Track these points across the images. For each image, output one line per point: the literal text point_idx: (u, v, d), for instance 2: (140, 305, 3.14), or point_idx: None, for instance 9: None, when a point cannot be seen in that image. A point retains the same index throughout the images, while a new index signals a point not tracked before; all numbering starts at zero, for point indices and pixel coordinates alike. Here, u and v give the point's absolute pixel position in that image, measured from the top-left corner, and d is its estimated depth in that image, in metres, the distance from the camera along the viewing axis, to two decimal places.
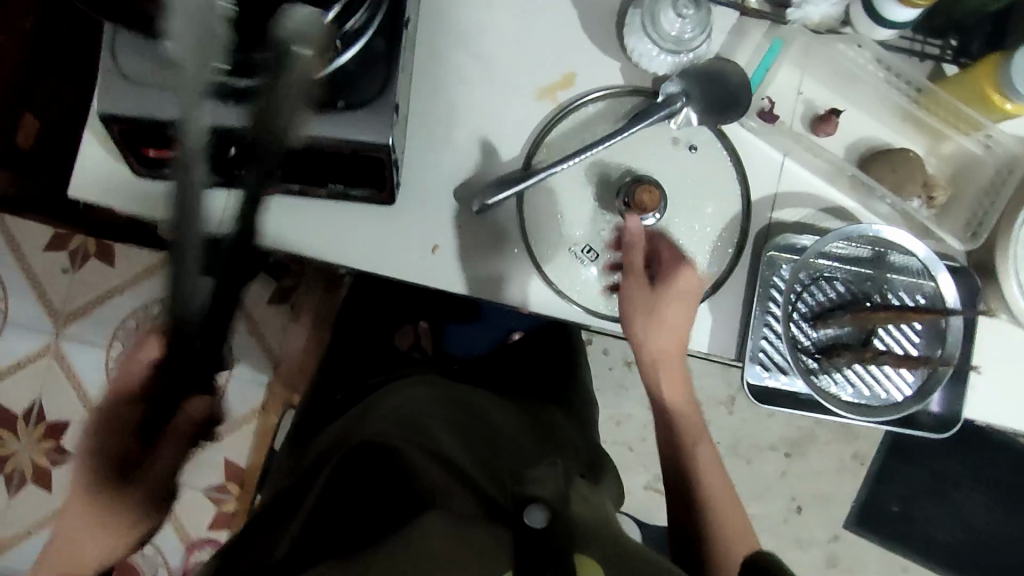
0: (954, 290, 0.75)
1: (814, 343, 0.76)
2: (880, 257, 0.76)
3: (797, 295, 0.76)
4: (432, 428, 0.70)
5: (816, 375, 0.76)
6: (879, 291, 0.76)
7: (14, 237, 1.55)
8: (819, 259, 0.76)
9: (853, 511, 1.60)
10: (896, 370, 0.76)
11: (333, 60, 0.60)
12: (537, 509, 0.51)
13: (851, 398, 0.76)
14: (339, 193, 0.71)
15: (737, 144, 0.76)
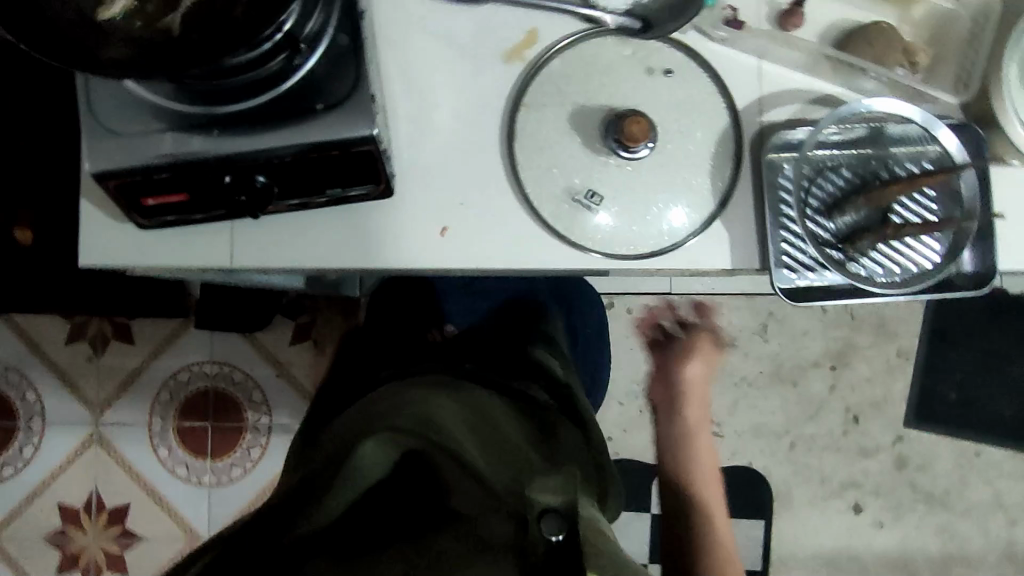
0: (955, 140, 0.74)
1: (834, 233, 0.76)
2: (878, 132, 0.76)
3: (806, 191, 0.76)
4: (448, 424, 0.75)
5: (844, 265, 0.76)
6: (885, 166, 0.76)
7: (35, 339, 1.62)
8: (817, 150, 0.76)
9: (911, 408, 1.59)
10: (918, 238, 0.76)
11: (301, 66, 0.64)
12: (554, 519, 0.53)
13: (885, 279, 0.76)
14: (339, 197, 0.72)
15: (712, 59, 0.77)
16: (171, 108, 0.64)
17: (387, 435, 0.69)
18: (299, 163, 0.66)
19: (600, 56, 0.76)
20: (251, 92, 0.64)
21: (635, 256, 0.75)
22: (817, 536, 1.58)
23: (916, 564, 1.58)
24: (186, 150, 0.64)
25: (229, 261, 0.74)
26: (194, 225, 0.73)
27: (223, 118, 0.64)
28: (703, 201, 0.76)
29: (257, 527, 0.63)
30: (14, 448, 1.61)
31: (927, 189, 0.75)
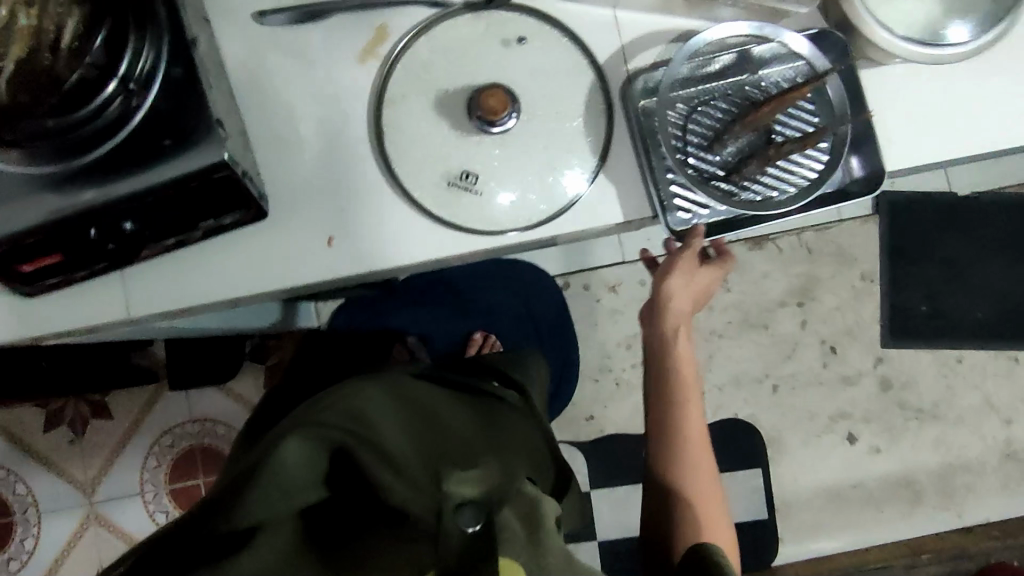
0: (809, 45, 0.74)
1: (721, 165, 0.76)
2: (742, 57, 0.75)
3: (683, 129, 0.76)
4: (379, 418, 0.70)
5: (739, 194, 0.75)
6: (756, 87, 0.75)
7: (15, 431, 1.63)
8: (685, 87, 0.75)
9: (885, 328, 1.57)
10: (805, 154, 0.75)
11: (140, 106, 0.63)
12: (469, 512, 0.58)
13: (778, 198, 0.75)
14: (217, 225, 0.71)
15: (567, 20, 0.76)
16: (25, 171, 0.64)
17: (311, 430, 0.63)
18: (165, 199, 0.66)
19: (452, 38, 0.75)
20: (103, 139, 0.64)
21: (526, 227, 0.75)
22: (817, 473, 1.57)
23: (920, 481, 1.57)
24: (49, 209, 0.64)
25: (127, 313, 0.74)
26: (84, 283, 0.73)
27: (78, 170, 0.64)
28: (584, 159, 0.76)
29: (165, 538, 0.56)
30: (16, 542, 1.62)
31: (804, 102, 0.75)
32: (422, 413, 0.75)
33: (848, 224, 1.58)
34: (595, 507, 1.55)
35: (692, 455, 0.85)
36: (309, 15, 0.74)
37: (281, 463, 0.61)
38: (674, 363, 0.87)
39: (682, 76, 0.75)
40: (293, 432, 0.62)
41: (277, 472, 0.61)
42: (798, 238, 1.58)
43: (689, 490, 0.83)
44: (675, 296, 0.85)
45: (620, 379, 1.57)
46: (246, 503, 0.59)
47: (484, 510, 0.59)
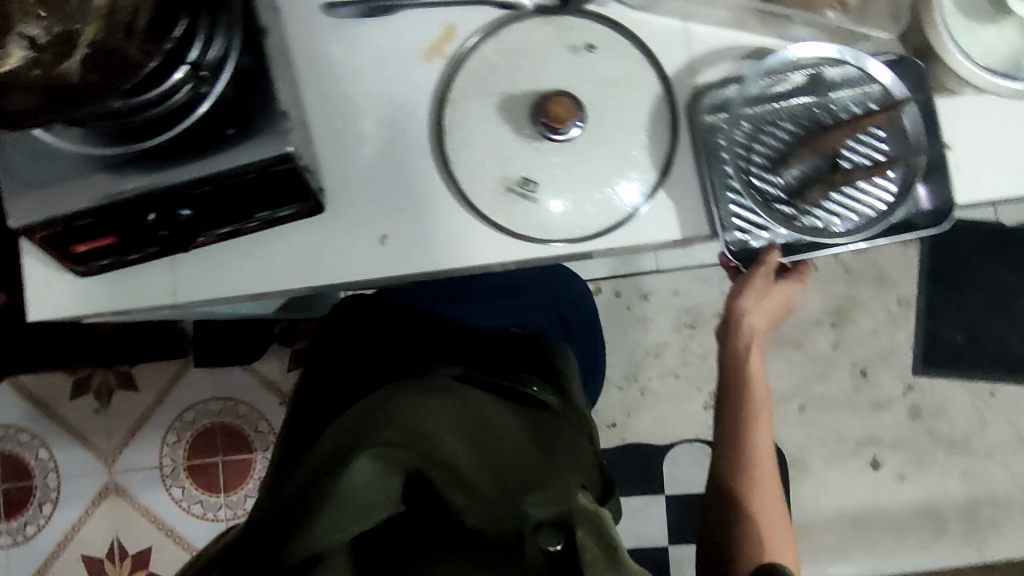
0: (888, 73, 0.72)
1: (783, 188, 0.74)
2: (815, 78, 0.74)
3: (746, 148, 0.74)
4: (440, 433, 0.72)
5: (798, 219, 0.74)
6: (825, 110, 0.74)
7: (40, 396, 1.64)
8: (753, 105, 0.74)
9: (919, 355, 1.55)
10: (874, 181, 0.73)
11: (209, 93, 0.64)
12: (546, 532, 0.65)
13: (841, 227, 0.74)
14: (272, 219, 0.71)
15: (638, 29, 0.75)
16: (86, 152, 0.64)
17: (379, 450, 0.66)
18: (221, 189, 0.65)
19: (521, 41, 0.74)
20: (165, 126, 0.64)
21: (580, 239, 0.74)
22: (839, 497, 1.55)
23: (944, 513, 1.54)
24: (108, 192, 0.63)
25: (173, 298, 0.74)
26: (132, 266, 0.73)
27: (137, 156, 0.64)
28: (644, 173, 0.74)
29: None
30: (34, 506, 1.63)
31: (875, 129, 0.73)
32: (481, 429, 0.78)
33: (889, 247, 1.54)
34: None
35: (758, 469, 0.84)
36: (375, 9, 0.72)
37: (352, 485, 0.64)
38: (744, 376, 0.87)
39: (751, 95, 0.74)
40: (366, 452, 0.66)
41: (349, 495, 0.64)
42: (837, 258, 1.55)
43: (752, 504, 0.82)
44: (750, 309, 0.84)
45: (646, 388, 1.56)
46: (318, 524, 0.61)
47: (559, 527, 0.65)
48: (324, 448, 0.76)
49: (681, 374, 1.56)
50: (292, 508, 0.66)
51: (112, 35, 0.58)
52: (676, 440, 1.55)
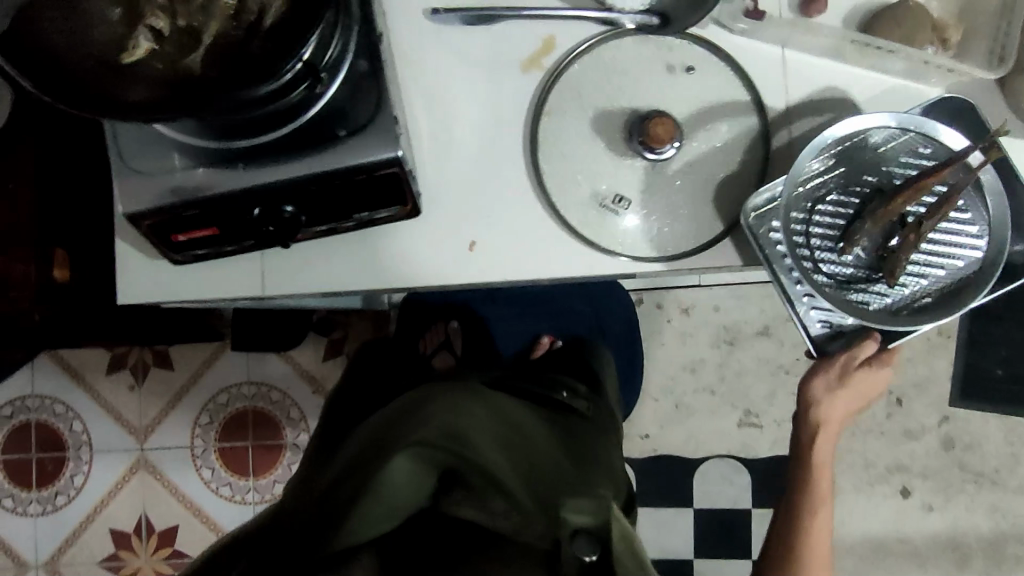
0: (957, 138, 0.71)
1: (856, 265, 0.74)
2: (861, 148, 0.73)
3: (807, 239, 0.73)
4: (479, 438, 0.70)
5: (888, 292, 0.73)
6: (880, 172, 0.73)
7: (77, 369, 1.66)
8: (802, 197, 0.73)
9: (956, 386, 1.54)
10: (950, 237, 0.73)
11: (321, 94, 0.63)
12: (584, 541, 0.62)
13: (931, 286, 0.73)
14: (369, 220, 0.72)
15: (733, 52, 0.76)
16: (192, 143, 0.65)
17: (414, 449, 0.66)
18: (325, 189, 0.66)
19: (618, 58, 0.75)
20: (274, 125, 0.64)
21: (664, 259, 0.75)
22: (865, 523, 1.55)
23: (969, 545, 1.54)
24: (214, 185, 0.65)
25: (261, 290, 0.75)
26: (225, 257, 0.74)
27: (247, 151, 0.65)
28: (731, 197, 0.75)
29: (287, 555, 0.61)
30: (66, 477, 1.65)
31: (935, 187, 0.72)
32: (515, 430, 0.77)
33: None
34: (640, 525, 1.54)
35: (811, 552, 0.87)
36: (480, 17, 0.74)
37: (389, 483, 0.64)
38: (810, 465, 0.87)
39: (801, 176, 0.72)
40: (402, 451, 0.65)
41: (386, 491, 0.64)
42: None
43: None
44: (823, 401, 0.83)
45: (680, 401, 1.56)
46: (352, 524, 0.63)
47: (597, 539, 0.63)
48: (359, 438, 0.76)
49: (716, 391, 1.56)
50: (331, 505, 0.66)
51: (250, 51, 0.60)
52: (707, 455, 1.55)
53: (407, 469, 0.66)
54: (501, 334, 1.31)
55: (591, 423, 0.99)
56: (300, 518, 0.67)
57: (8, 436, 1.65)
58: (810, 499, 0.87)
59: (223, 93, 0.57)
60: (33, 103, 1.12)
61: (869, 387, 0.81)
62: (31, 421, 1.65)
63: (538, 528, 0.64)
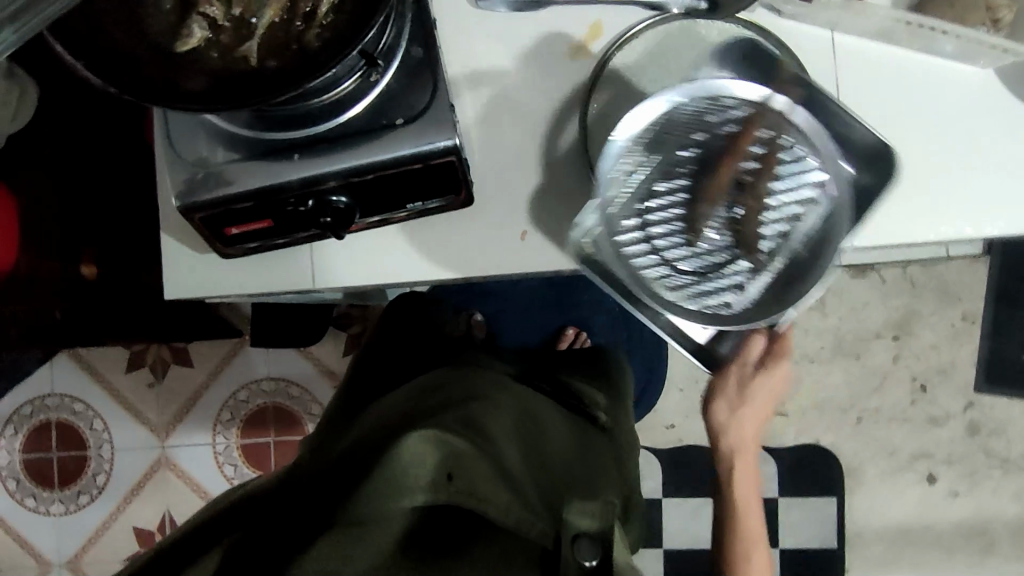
0: (752, 90, 0.66)
1: (711, 250, 0.72)
2: (663, 137, 0.70)
3: (649, 246, 0.72)
4: (498, 433, 0.74)
5: (753, 266, 0.71)
6: (696, 153, 0.71)
7: (93, 366, 1.60)
8: (628, 206, 0.71)
9: (980, 370, 1.45)
10: (792, 190, 0.70)
11: (377, 82, 0.63)
12: (586, 543, 0.59)
13: (793, 241, 0.70)
14: (421, 211, 0.71)
15: (784, 35, 0.77)
16: (251, 136, 0.65)
17: (432, 434, 0.65)
18: (382, 179, 0.66)
19: (670, 40, 0.74)
20: (328, 115, 0.64)
21: None
22: (888, 511, 1.45)
23: (995, 530, 1.44)
24: (263, 177, 0.64)
25: (311, 283, 0.75)
26: (276, 249, 0.73)
27: (304, 141, 0.65)
28: None
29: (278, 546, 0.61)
30: (88, 476, 1.60)
31: (755, 146, 0.69)
32: (524, 436, 0.79)
33: (954, 261, 1.44)
34: (668, 514, 1.54)
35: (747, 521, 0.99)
36: (530, 2, 0.72)
37: (404, 458, 0.62)
38: (728, 455, 0.96)
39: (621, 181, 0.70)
40: (420, 431, 0.64)
41: (394, 468, 0.62)
42: (903, 269, 1.44)
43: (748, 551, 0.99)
44: (727, 399, 0.92)
45: None
46: (360, 498, 0.62)
47: (599, 543, 0.59)
48: (376, 427, 0.78)
49: None
50: (347, 489, 0.66)
51: (306, 41, 0.60)
52: None
53: (425, 454, 0.63)
54: (526, 326, 1.28)
55: (612, 431, 1.00)
56: (308, 497, 0.69)
57: (28, 435, 1.60)
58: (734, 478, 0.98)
59: (283, 83, 0.57)
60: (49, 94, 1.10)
61: (774, 388, 0.89)
62: (51, 421, 1.60)
63: (541, 526, 0.63)
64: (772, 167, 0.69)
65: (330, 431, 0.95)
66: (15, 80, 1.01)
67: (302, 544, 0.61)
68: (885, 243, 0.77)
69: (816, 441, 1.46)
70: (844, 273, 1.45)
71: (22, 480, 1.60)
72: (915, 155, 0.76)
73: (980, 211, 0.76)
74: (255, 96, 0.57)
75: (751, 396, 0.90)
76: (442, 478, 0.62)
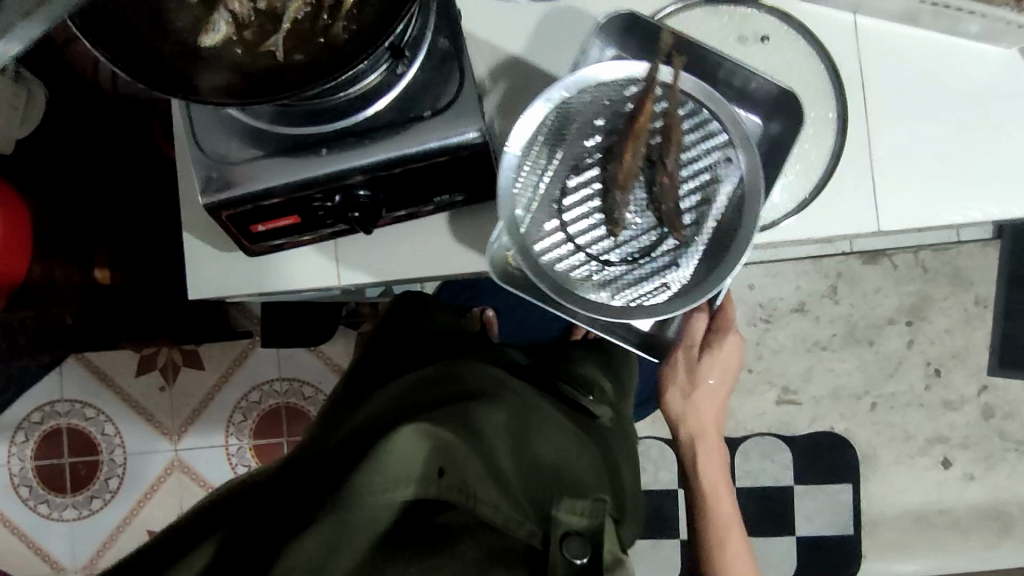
0: (624, 70, 0.67)
1: (635, 234, 0.72)
2: (562, 129, 0.70)
3: (575, 243, 0.72)
4: (492, 435, 0.74)
5: (681, 242, 0.71)
6: (598, 141, 0.71)
7: (104, 370, 1.59)
8: (545, 206, 0.71)
9: (995, 353, 1.43)
10: (702, 160, 0.70)
11: (405, 74, 0.63)
12: (575, 542, 0.60)
13: (713, 211, 0.71)
14: (449, 204, 0.72)
15: (804, 19, 0.78)
16: (274, 130, 0.64)
17: (424, 427, 0.65)
18: (409, 173, 0.65)
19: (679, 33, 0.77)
20: (353, 109, 0.63)
21: None
22: (904, 496, 1.45)
23: (1013, 514, 1.43)
24: (288, 173, 0.64)
25: (337, 279, 0.78)
26: (306, 243, 0.74)
27: (333, 136, 0.64)
28: (797, 175, 0.78)
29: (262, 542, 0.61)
30: (100, 481, 1.59)
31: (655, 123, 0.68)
32: (515, 434, 0.79)
33: (965, 245, 1.43)
34: None
35: (720, 515, 0.91)
36: None
37: (396, 450, 0.61)
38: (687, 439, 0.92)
39: (531, 181, 0.70)
40: (413, 423, 0.64)
41: (384, 459, 0.60)
42: (914, 255, 1.44)
43: (722, 550, 0.90)
44: (680, 380, 0.91)
45: None
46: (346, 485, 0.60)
47: (590, 542, 0.61)
48: (370, 422, 0.77)
49: (753, 370, 1.47)
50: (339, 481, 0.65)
51: (332, 33, 0.59)
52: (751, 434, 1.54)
53: (416, 448, 0.63)
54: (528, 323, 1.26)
55: (611, 432, 1.00)
56: (296, 493, 0.68)
57: (39, 441, 1.59)
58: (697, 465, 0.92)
59: (310, 77, 0.56)
60: (55, 98, 1.09)
61: (724, 364, 0.88)
62: (62, 426, 1.59)
63: (529, 526, 0.64)
64: (676, 138, 0.67)
65: (327, 418, 0.94)
66: (25, 84, 1.00)
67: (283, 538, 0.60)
68: (908, 228, 0.77)
69: (831, 427, 1.46)
70: (855, 260, 1.45)
71: (34, 487, 1.59)
72: (937, 138, 0.76)
73: (1001, 192, 0.75)
74: (275, 90, 0.56)
75: (703, 368, 0.90)
76: (434, 473, 0.62)
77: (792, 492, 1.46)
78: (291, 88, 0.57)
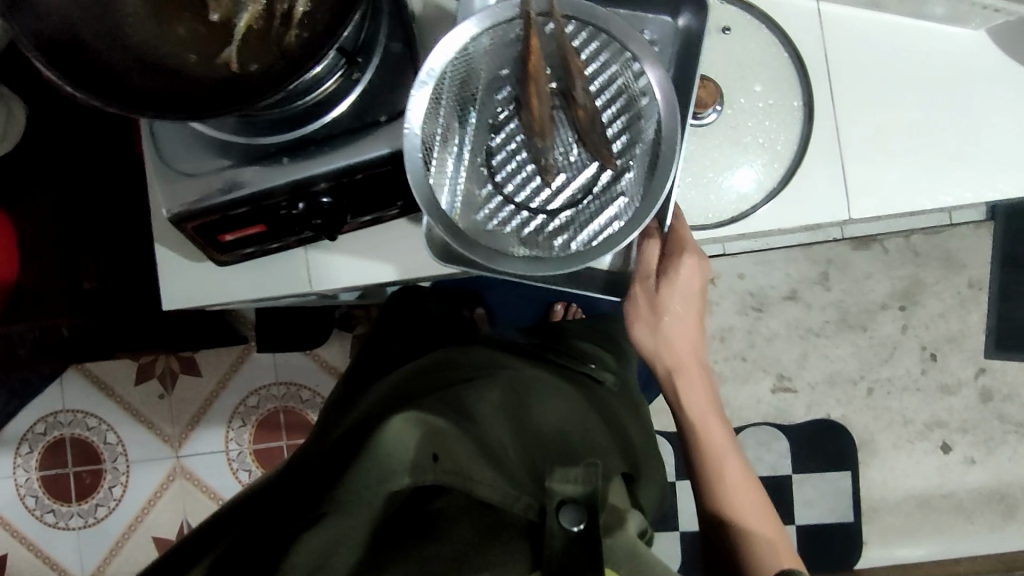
0: (491, 15, 0.63)
1: (569, 173, 0.68)
2: (464, 90, 0.66)
3: (513, 201, 0.68)
4: (487, 417, 0.74)
5: (619, 169, 0.67)
6: (505, 88, 0.67)
7: (104, 380, 1.61)
8: (472, 173, 0.67)
9: (991, 335, 1.42)
10: (615, 81, 0.66)
11: (360, 79, 0.64)
12: (571, 510, 0.58)
13: (643, 141, 0.66)
14: (410, 206, 0.73)
15: (767, 7, 0.78)
16: (225, 137, 0.64)
17: (411, 413, 0.65)
18: (370, 177, 0.65)
19: None
20: (310, 116, 0.63)
21: (719, 223, 0.78)
22: (904, 480, 1.44)
23: (1015, 496, 1.42)
24: (256, 180, 0.64)
25: (308, 285, 0.78)
26: (276, 250, 0.75)
27: (294, 143, 0.64)
28: (767, 161, 0.78)
29: (263, 548, 0.60)
30: (104, 489, 1.61)
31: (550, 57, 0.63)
32: (513, 414, 0.79)
33: (958, 227, 1.42)
34: None
35: (714, 437, 0.85)
36: None
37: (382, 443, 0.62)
38: (671, 370, 0.85)
39: (448, 151, 0.66)
40: (400, 412, 0.64)
41: (374, 455, 0.61)
42: (905, 239, 1.43)
43: (728, 480, 0.82)
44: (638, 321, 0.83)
45: None
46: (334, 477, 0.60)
47: (585, 509, 0.58)
48: (366, 416, 0.78)
49: (746, 359, 1.46)
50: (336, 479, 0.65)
51: (283, 41, 0.59)
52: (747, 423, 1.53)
53: (408, 435, 0.63)
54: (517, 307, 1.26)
55: (611, 400, 1.00)
56: (297, 496, 0.68)
57: (43, 452, 1.61)
58: (681, 396, 0.86)
59: (266, 88, 0.57)
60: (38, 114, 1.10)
61: (686, 292, 0.79)
62: (65, 436, 1.61)
63: (525, 500, 0.63)
64: (576, 64, 0.62)
65: (334, 412, 0.95)
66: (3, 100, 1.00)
67: (283, 541, 0.60)
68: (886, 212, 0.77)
69: (828, 414, 1.45)
70: (845, 246, 1.44)
71: (40, 496, 1.60)
72: (908, 122, 0.75)
73: (981, 170, 0.74)
74: (227, 100, 0.57)
75: (665, 307, 0.80)
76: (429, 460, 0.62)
77: (791, 481, 1.46)
78: (241, 94, 0.57)
